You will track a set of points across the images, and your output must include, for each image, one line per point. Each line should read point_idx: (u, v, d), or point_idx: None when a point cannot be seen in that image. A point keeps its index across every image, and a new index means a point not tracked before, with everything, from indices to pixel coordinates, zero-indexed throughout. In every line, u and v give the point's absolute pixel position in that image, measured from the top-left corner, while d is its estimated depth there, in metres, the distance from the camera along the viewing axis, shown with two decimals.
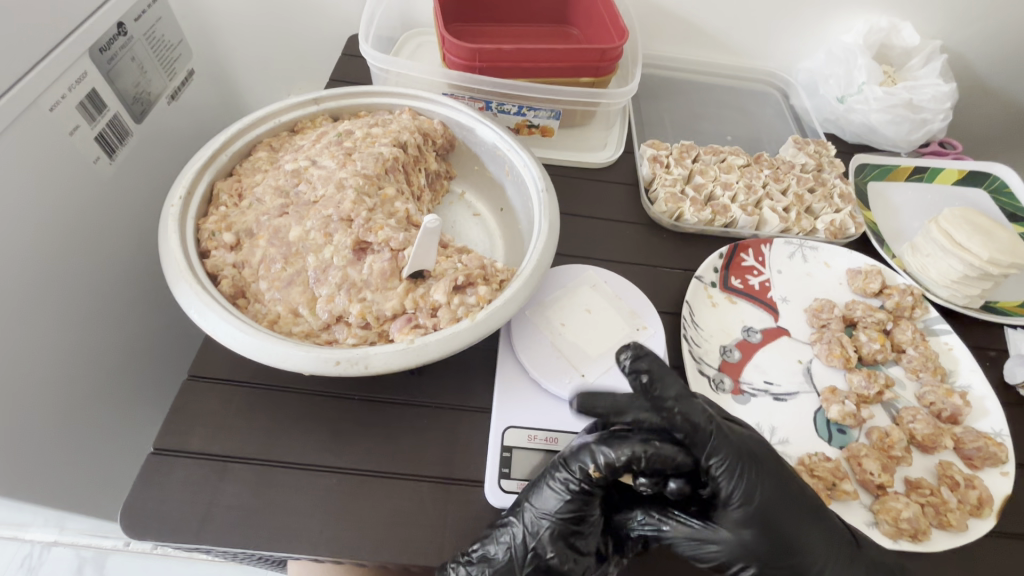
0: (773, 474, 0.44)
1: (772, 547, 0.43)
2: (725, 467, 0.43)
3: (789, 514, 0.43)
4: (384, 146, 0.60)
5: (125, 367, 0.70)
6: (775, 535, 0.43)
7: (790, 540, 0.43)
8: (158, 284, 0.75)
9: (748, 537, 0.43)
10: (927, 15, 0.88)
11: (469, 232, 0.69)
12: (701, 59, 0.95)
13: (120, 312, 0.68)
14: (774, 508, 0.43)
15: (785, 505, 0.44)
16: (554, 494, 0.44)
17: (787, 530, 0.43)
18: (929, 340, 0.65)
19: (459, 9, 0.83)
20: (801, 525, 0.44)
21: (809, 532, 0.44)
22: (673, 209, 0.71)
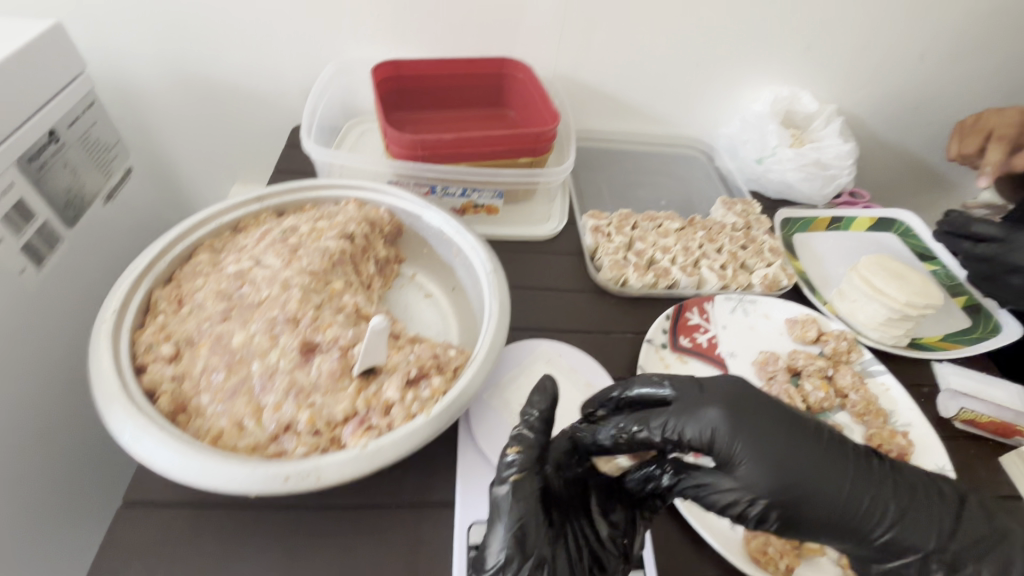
0: (742, 385, 0.46)
1: (754, 438, 0.42)
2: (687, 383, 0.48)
3: (765, 414, 0.44)
4: (330, 240, 0.62)
5: (49, 491, 0.63)
6: (737, 412, 0.44)
7: (774, 439, 0.42)
8: (87, 393, 0.70)
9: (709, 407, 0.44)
10: (821, 84, 0.99)
11: (422, 315, 0.69)
12: (630, 131, 1.03)
13: (48, 428, 0.63)
14: (743, 397, 0.45)
15: (760, 406, 0.44)
16: (515, 497, 0.44)
17: (748, 411, 0.44)
18: (868, 383, 0.69)
19: (400, 99, 0.88)
20: (786, 427, 0.43)
21: (796, 438, 0.43)
22: (618, 275, 0.74)
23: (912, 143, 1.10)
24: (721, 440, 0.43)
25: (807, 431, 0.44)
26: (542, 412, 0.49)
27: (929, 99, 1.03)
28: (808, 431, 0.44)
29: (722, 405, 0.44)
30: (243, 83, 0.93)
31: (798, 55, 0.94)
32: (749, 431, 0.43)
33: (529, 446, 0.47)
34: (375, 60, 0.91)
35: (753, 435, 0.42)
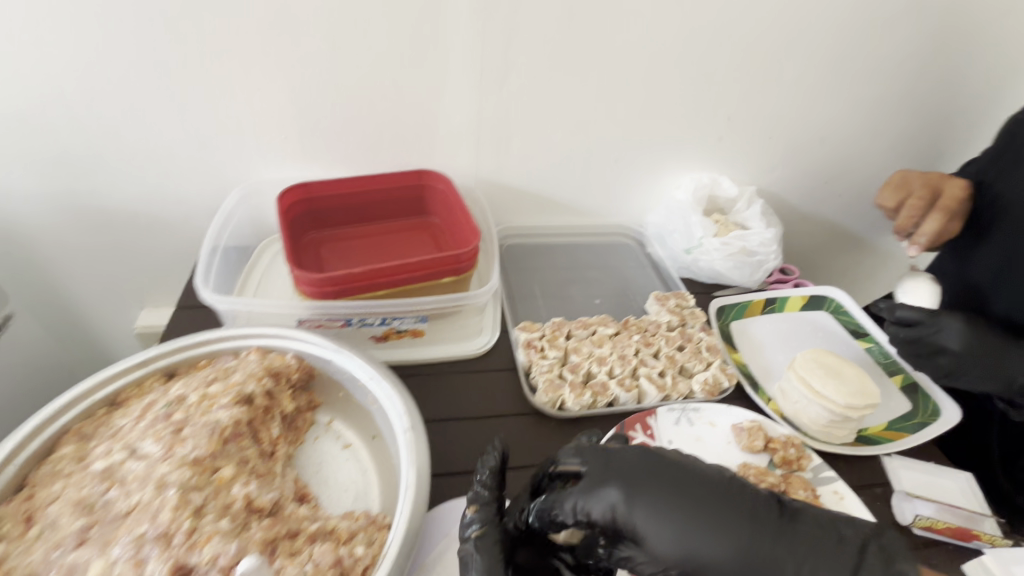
0: (618, 454, 0.50)
1: (667, 502, 0.46)
2: (574, 458, 0.51)
3: (655, 478, 0.48)
4: (222, 408, 0.55)
5: None
6: (629, 491, 0.47)
7: (682, 495, 0.46)
8: None
9: (604, 491, 0.48)
10: (738, 168, 1.02)
11: (339, 473, 0.61)
12: (560, 224, 1.02)
13: None
14: (632, 471, 0.48)
15: (655, 477, 0.48)
16: (478, 555, 0.48)
17: (636, 484, 0.47)
18: (821, 495, 0.65)
19: (316, 219, 0.84)
20: (698, 477, 0.48)
21: (682, 493, 0.46)
22: (554, 397, 0.70)
23: (831, 213, 1.14)
24: (623, 517, 0.47)
25: (696, 481, 0.48)
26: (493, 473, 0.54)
27: (839, 173, 1.07)
28: (698, 483, 0.47)
29: (629, 479, 0.48)
30: (140, 210, 0.86)
31: (711, 144, 0.97)
32: (649, 513, 0.46)
33: (487, 502, 0.51)
34: (286, 178, 0.87)
35: (697, 491, 0.47)
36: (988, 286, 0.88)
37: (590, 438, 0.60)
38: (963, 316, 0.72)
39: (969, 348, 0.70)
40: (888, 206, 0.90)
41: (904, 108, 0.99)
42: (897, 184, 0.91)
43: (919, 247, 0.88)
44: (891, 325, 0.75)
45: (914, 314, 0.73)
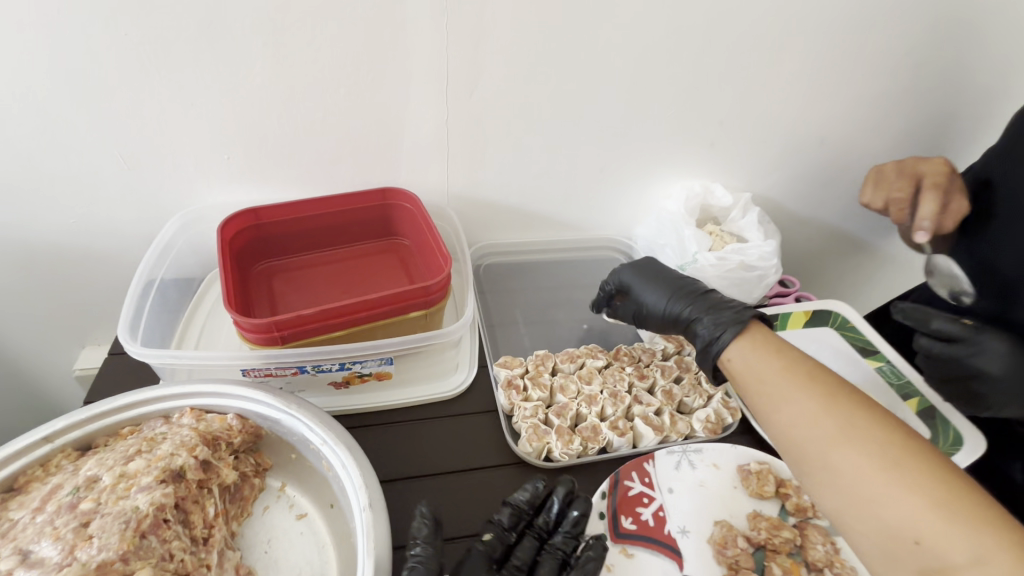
0: (667, 268, 0.72)
1: (645, 281, 0.71)
2: (627, 272, 0.73)
3: (680, 280, 0.69)
4: (142, 492, 0.46)
5: None
6: (656, 277, 0.70)
7: (677, 285, 0.68)
8: None
9: (623, 274, 0.73)
10: (731, 174, 0.95)
11: (290, 551, 0.53)
12: (543, 241, 0.94)
13: None
14: (647, 273, 0.72)
15: (650, 272, 0.72)
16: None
17: (653, 276, 0.71)
18: (841, 547, 0.58)
19: (268, 248, 0.75)
20: (692, 285, 0.68)
21: (670, 288, 0.68)
22: (539, 446, 0.62)
23: (829, 218, 1.07)
24: (626, 281, 0.72)
25: (708, 290, 0.66)
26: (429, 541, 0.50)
27: (837, 177, 1.00)
28: (710, 298, 0.65)
29: (669, 274, 0.71)
30: (70, 245, 0.77)
31: (703, 150, 0.89)
32: (643, 284, 0.71)
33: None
34: (235, 202, 0.78)
35: (662, 284, 0.69)
36: (1012, 284, 0.77)
37: (535, 487, 0.57)
38: (1006, 334, 0.62)
39: (1013, 374, 0.60)
40: (876, 206, 0.86)
41: (905, 106, 0.93)
42: (877, 181, 0.87)
43: (926, 230, 0.80)
44: (925, 338, 0.67)
45: (951, 329, 0.63)
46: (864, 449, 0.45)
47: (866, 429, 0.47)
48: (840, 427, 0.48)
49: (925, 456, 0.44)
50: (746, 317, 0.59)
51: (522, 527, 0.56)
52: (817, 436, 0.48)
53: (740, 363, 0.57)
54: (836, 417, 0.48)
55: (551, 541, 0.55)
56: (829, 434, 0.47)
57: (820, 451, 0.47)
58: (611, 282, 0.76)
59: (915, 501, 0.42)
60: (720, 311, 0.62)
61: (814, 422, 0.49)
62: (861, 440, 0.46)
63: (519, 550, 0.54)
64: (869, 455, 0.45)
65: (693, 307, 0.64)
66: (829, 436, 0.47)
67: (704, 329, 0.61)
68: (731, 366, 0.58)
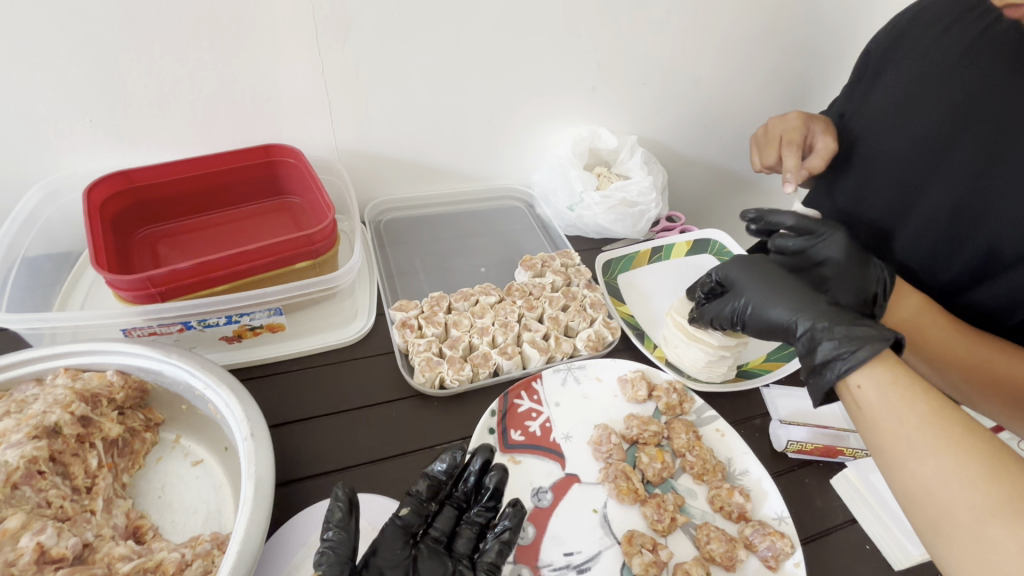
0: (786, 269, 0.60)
1: (756, 279, 0.60)
2: (732, 268, 0.63)
3: (799, 281, 0.58)
4: (12, 448, 0.46)
5: None
6: (766, 269, 0.61)
7: (800, 283, 0.58)
8: None
9: (729, 265, 0.64)
10: (617, 117, 1.00)
11: (186, 495, 0.55)
12: (441, 194, 0.96)
13: None
14: (757, 261, 0.62)
15: (764, 266, 0.61)
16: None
17: (761, 267, 0.61)
18: (703, 434, 0.66)
19: (147, 213, 0.73)
20: (816, 295, 0.56)
21: (783, 286, 0.58)
22: (432, 376, 0.66)
23: (714, 156, 1.15)
24: (729, 275, 0.63)
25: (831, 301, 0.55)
26: (342, 525, 0.47)
27: (715, 116, 1.08)
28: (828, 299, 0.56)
29: (778, 269, 0.61)
30: None
31: (586, 94, 0.94)
32: (751, 278, 0.60)
33: (334, 563, 0.45)
34: (108, 168, 0.75)
35: (776, 271, 0.60)
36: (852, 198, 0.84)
37: (453, 457, 0.54)
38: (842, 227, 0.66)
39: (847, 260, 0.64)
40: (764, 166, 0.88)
41: (768, 46, 1.01)
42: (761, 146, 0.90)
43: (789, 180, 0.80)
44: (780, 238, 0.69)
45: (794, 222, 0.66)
46: (966, 461, 0.41)
47: (953, 431, 0.42)
48: (947, 432, 0.43)
49: (1013, 476, 0.40)
50: (885, 333, 0.48)
51: (442, 497, 0.54)
52: (918, 441, 0.43)
53: (878, 398, 0.46)
54: (941, 424, 0.43)
55: (470, 512, 0.54)
56: (924, 438, 0.43)
57: (907, 456, 0.43)
58: (712, 272, 0.67)
59: (974, 493, 0.40)
60: (851, 323, 0.51)
61: (904, 421, 0.44)
62: (949, 442, 0.42)
63: (438, 521, 0.53)
64: (968, 461, 0.41)
65: (814, 324, 0.52)
66: (920, 438, 0.43)
67: (829, 341, 0.50)
68: (856, 393, 0.48)
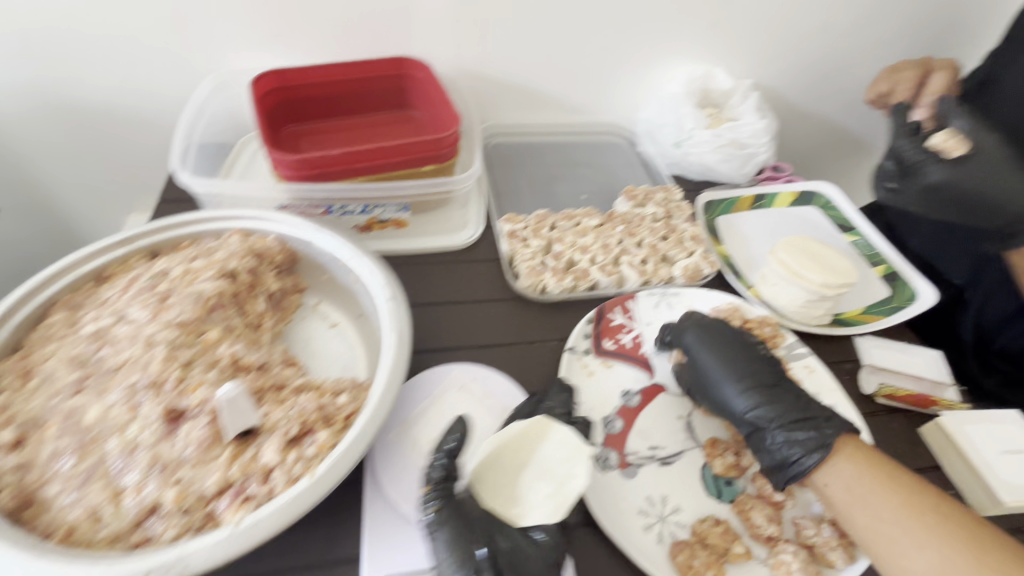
0: (745, 349, 0.63)
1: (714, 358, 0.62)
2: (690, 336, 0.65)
3: (741, 353, 0.62)
4: (206, 282, 0.56)
5: None
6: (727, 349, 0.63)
7: (747, 360, 0.62)
8: None
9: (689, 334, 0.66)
10: (734, 59, 0.97)
11: (326, 348, 0.64)
12: (548, 122, 0.98)
13: None
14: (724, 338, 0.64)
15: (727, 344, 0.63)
16: (438, 534, 0.44)
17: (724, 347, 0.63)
18: (792, 368, 0.68)
19: (293, 112, 0.81)
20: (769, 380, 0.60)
21: (745, 368, 0.61)
22: (536, 282, 0.71)
23: (829, 112, 1.10)
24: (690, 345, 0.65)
25: (762, 370, 0.61)
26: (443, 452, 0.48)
27: (839, 66, 1.02)
28: (762, 367, 0.61)
29: (727, 355, 0.62)
30: (115, 104, 0.84)
31: (706, 31, 0.91)
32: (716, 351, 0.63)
33: (441, 468, 0.48)
34: (260, 67, 0.83)
35: (731, 355, 0.62)
36: None
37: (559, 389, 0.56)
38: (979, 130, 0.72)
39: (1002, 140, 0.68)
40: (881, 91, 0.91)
41: None
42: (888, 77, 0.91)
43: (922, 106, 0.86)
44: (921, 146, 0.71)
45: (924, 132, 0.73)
46: (947, 547, 0.46)
47: (922, 510, 0.49)
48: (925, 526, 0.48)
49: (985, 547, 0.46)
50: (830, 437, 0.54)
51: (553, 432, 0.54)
52: (900, 535, 0.48)
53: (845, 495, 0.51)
54: (909, 512, 0.49)
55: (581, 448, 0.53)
56: (905, 532, 0.48)
57: (904, 553, 0.47)
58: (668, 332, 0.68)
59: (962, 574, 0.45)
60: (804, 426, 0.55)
61: (880, 505, 0.50)
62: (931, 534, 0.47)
63: None
64: (949, 550, 0.46)
65: (762, 394, 0.58)
66: (911, 533, 0.48)
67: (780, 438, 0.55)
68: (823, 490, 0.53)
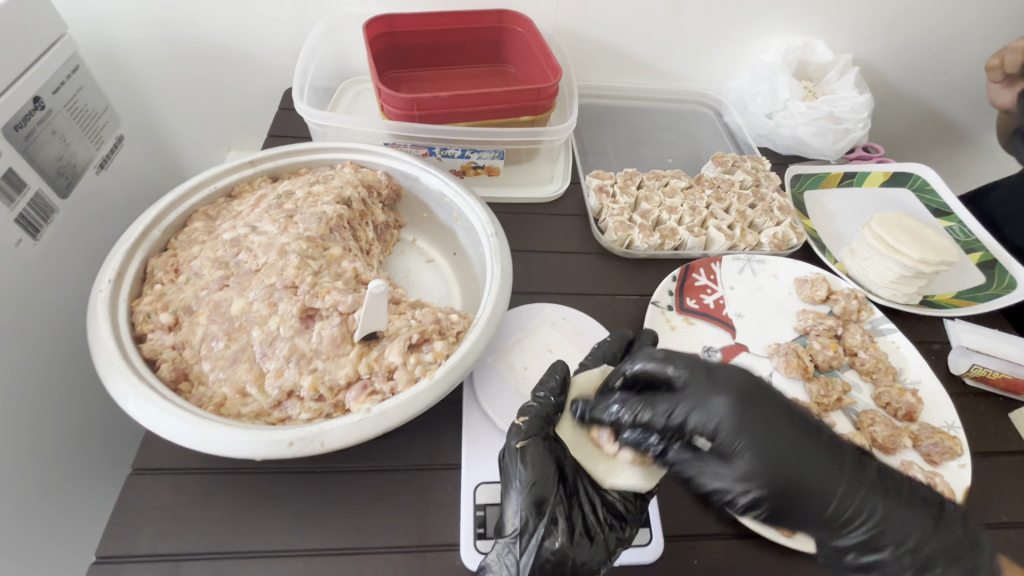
0: (777, 421, 0.42)
1: (742, 435, 0.41)
2: (693, 399, 0.43)
3: (783, 433, 0.41)
4: (326, 204, 0.60)
5: (43, 467, 0.65)
6: (758, 425, 0.41)
7: (775, 444, 0.41)
8: (78, 357, 0.72)
9: (719, 391, 0.42)
10: (837, 32, 0.94)
11: (422, 280, 0.68)
12: (635, 87, 0.98)
13: (38, 399, 0.65)
14: (746, 405, 0.42)
15: (764, 418, 0.42)
16: (525, 463, 0.45)
17: (777, 432, 0.41)
18: (877, 342, 0.68)
19: (396, 58, 0.84)
20: (786, 474, 0.41)
21: (813, 454, 0.41)
22: (623, 237, 0.73)
23: (930, 95, 1.05)
24: (717, 419, 0.42)
25: (826, 447, 0.42)
26: (556, 392, 0.51)
27: (950, 46, 0.97)
28: (823, 445, 0.42)
29: (728, 437, 0.41)
30: (230, 44, 0.88)
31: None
32: (751, 428, 0.41)
33: (538, 415, 0.49)
34: (367, 15, 0.86)
35: (740, 438, 0.41)
36: None
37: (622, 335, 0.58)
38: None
39: None
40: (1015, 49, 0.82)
41: None
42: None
43: None
44: None
45: None
46: None
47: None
48: None
49: None
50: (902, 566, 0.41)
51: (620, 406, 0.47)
52: None
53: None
54: None
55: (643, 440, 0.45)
56: None
57: None
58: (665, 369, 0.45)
59: None
60: (848, 530, 0.41)
61: None
62: None
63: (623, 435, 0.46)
64: None
65: (756, 485, 0.41)
66: None
67: (847, 540, 0.42)
68: None
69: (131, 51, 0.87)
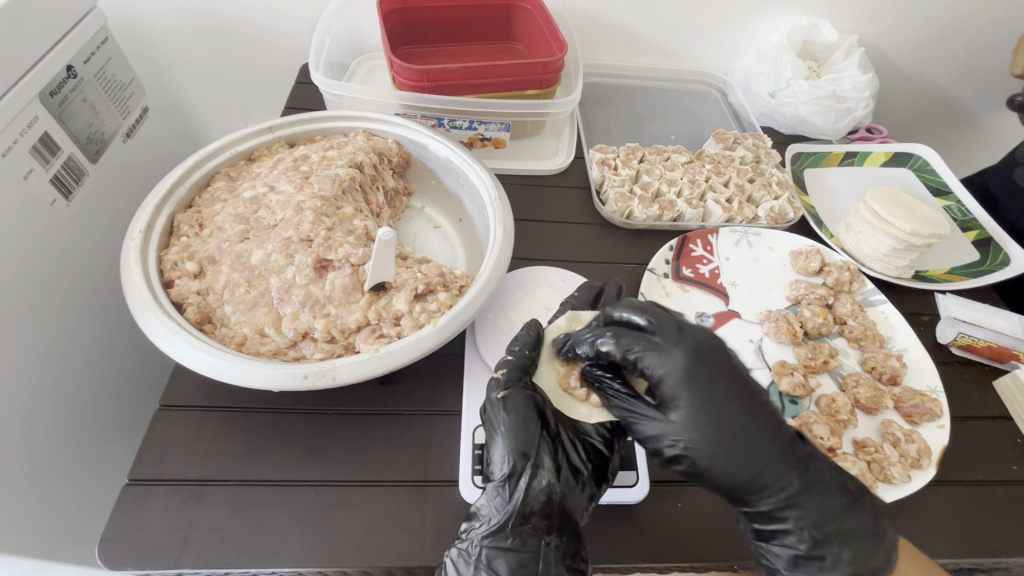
0: (724, 389, 0.45)
1: (690, 391, 0.44)
2: (652, 353, 0.46)
3: (730, 398, 0.44)
4: (340, 167, 0.63)
5: (74, 412, 0.69)
6: (706, 383, 0.45)
7: (720, 411, 0.44)
8: (105, 314, 0.77)
9: (683, 350, 0.45)
10: (844, 13, 0.94)
11: (430, 244, 0.72)
12: (641, 66, 1.00)
13: (68, 349, 0.69)
14: (700, 367, 0.45)
15: (715, 381, 0.45)
16: (507, 411, 0.47)
17: (728, 393, 0.45)
18: (867, 311, 0.70)
19: (407, 34, 0.87)
20: (724, 436, 0.44)
21: (755, 423, 0.45)
22: (623, 207, 0.75)
23: (937, 77, 1.05)
24: (673, 372, 0.45)
25: (769, 427, 0.45)
26: (531, 346, 0.52)
27: (959, 28, 0.97)
28: (768, 420, 0.45)
29: (675, 392, 0.45)
30: (249, 19, 0.91)
31: None
32: (700, 386, 0.44)
33: (515, 368, 0.50)
34: None
35: (686, 394, 0.44)
36: None
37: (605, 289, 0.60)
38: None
39: None
40: None
41: None
42: None
43: None
44: None
45: None
46: None
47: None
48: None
49: None
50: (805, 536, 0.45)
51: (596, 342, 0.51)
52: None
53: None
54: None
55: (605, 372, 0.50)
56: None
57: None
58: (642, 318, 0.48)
59: None
60: (765, 498, 0.45)
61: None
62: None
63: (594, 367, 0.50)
64: None
65: (691, 437, 0.44)
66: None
67: (760, 506, 0.45)
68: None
69: (155, 26, 0.91)
